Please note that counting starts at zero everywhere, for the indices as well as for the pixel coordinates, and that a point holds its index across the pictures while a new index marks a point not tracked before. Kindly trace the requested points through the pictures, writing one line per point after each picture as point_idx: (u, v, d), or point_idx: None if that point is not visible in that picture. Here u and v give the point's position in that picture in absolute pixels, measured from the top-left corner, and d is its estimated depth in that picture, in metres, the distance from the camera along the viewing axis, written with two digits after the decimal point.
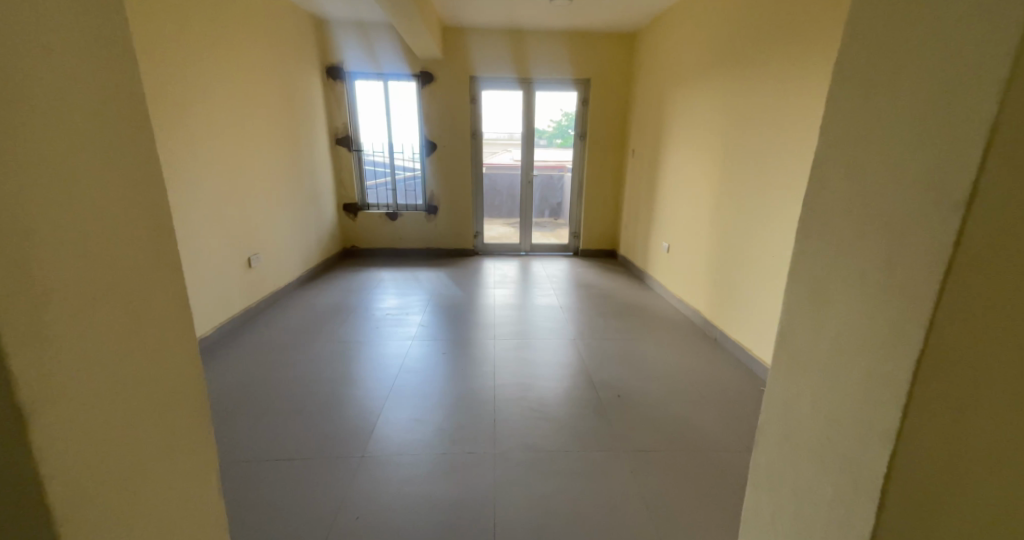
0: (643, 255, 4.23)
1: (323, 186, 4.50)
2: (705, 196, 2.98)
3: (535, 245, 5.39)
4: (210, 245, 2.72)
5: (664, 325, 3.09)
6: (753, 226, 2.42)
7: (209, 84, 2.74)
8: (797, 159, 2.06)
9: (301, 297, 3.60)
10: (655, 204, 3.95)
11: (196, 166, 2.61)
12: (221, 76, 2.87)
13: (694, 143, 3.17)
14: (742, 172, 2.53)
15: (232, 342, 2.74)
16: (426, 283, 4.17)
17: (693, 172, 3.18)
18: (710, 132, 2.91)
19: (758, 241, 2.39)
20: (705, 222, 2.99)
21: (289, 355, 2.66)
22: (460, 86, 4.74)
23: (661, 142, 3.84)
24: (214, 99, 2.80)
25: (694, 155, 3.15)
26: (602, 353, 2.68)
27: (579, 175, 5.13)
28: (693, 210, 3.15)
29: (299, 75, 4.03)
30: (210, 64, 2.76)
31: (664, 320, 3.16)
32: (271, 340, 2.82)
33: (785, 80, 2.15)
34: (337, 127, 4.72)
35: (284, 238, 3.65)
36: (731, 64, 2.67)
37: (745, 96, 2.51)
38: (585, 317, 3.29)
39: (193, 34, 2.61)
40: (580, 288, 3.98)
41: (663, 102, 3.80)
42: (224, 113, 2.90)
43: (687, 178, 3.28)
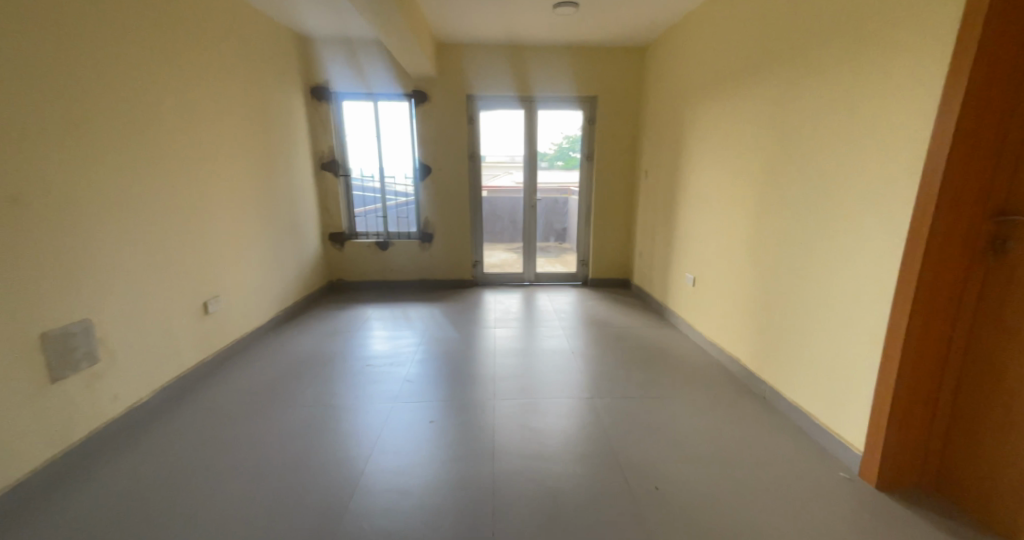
0: (664, 287, 3.77)
1: (304, 216, 4.09)
2: (742, 223, 2.55)
3: (540, 274, 4.93)
4: (156, 291, 2.28)
5: (697, 376, 2.60)
6: (808, 261, 1.97)
7: (161, 106, 2.38)
8: (873, 182, 1.63)
9: (271, 346, 3.12)
10: (676, 231, 3.51)
11: (140, 200, 2.22)
12: (177, 97, 2.52)
13: (725, 164, 2.76)
14: (791, 196, 2.09)
15: (175, 413, 2.26)
16: (417, 322, 3.70)
17: (724, 197, 2.75)
18: (747, 150, 2.51)
19: (814, 282, 1.94)
20: (743, 255, 2.54)
21: (243, 431, 2.17)
22: (457, 105, 4.38)
23: (682, 162, 3.43)
24: (167, 124, 2.43)
25: (726, 176, 2.72)
26: (626, 419, 2.19)
27: (587, 198, 4.72)
28: (727, 239, 2.70)
29: (279, 98, 3.70)
30: (162, 84, 2.40)
31: (697, 370, 2.68)
32: (225, 408, 2.34)
33: (849, 85, 1.74)
34: (322, 150, 4.35)
35: (254, 275, 3.21)
36: (770, 69, 2.27)
37: (792, 106, 2.10)
38: (601, 364, 2.80)
39: (141, 49, 2.27)
40: (591, 327, 3.50)
41: (683, 120, 3.43)
42: (181, 139, 2.53)
43: (717, 203, 2.85)
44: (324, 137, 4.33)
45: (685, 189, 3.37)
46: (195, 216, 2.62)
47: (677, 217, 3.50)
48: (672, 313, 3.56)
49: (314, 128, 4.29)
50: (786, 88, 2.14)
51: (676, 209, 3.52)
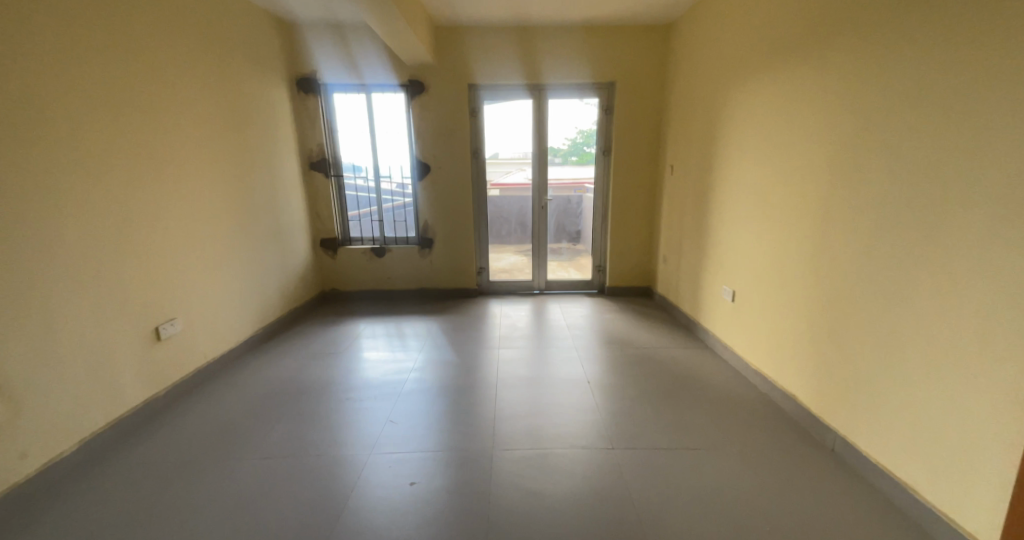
0: (696, 301, 3.30)
1: (290, 222, 3.71)
2: (805, 236, 2.13)
3: (551, 281, 4.49)
4: (81, 322, 1.93)
5: (748, 417, 2.20)
6: (905, 298, 1.63)
7: (97, 107, 2.03)
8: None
9: (241, 375, 2.74)
10: (714, 237, 3.03)
11: (70, 223, 1.89)
12: (122, 96, 2.17)
13: (785, 158, 2.28)
14: (875, 217, 1.74)
15: (107, 474, 1.89)
16: (412, 340, 3.29)
17: (778, 202, 2.33)
18: (812, 147, 2.08)
19: (915, 324, 1.60)
20: (805, 274, 2.13)
21: (181, 500, 1.78)
22: (457, 96, 3.94)
23: (721, 157, 2.95)
24: (106, 128, 2.08)
25: (783, 178, 2.29)
26: (660, 493, 1.75)
27: (603, 197, 4.24)
28: (784, 252, 2.28)
29: (258, 92, 3.33)
30: (101, 80, 2.05)
31: (744, 408, 2.28)
32: (168, 465, 1.96)
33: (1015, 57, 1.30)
34: (310, 149, 3.96)
35: (225, 292, 2.85)
36: (859, 38, 1.80)
37: (897, 89, 1.65)
38: (623, 403, 2.35)
39: (70, 39, 1.91)
40: (609, 348, 3.05)
41: (720, 107, 2.95)
42: (129, 146, 2.19)
43: (773, 205, 2.38)
44: (313, 133, 3.93)
45: (724, 188, 2.89)
46: (146, 231, 2.27)
47: (715, 220, 3.02)
48: (708, 332, 3.09)
49: (301, 124, 3.90)
50: (883, 67, 1.70)
51: (714, 210, 3.04)
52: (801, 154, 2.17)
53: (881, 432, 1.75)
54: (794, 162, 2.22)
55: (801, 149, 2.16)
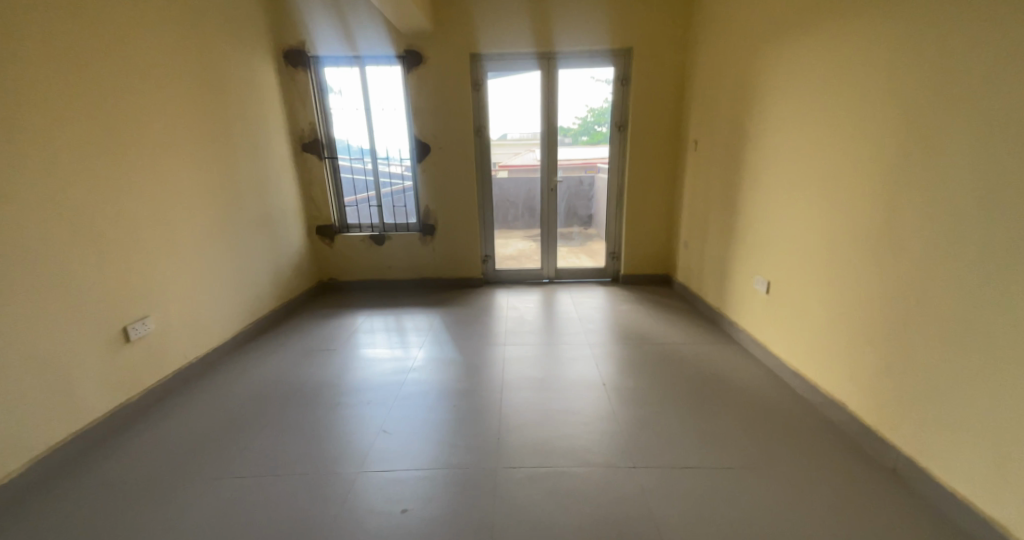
0: (722, 291, 3.00)
1: (282, 209, 3.46)
2: (864, 221, 1.83)
3: (562, 269, 4.21)
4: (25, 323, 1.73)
5: (787, 428, 1.93)
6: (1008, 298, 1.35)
7: (39, 81, 1.80)
8: None
9: (225, 377, 2.53)
10: (745, 221, 2.72)
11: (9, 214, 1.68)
12: (71, 68, 1.93)
13: (840, 128, 1.96)
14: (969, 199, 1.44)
15: (61, 499, 1.69)
16: (413, 334, 3.04)
17: (829, 179, 2.01)
18: (878, 114, 1.76)
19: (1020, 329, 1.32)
20: (864, 265, 1.83)
21: (143, 528, 1.57)
22: (459, 68, 3.62)
23: (755, 129, 2.61)
24: (51, 105, 1.85)
25: (837, 150, 1.97)
26: (692, 523, 1.50)
27: (618, 177, 3.93)
28: (837, 237, 1.98)
29: (239, 67, 3.04)
30: (43, 50, 1.82)
31: (784, 416, 2.01)
32: (132, 485, 1.75)
33: None
34: (302, 128, 3.68)
35: (206, 285, 2.63)
36: None
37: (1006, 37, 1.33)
38: (646, 412, 2.08)
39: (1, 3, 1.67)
40: (627, 345, 2.77)
41: (754, 72, 2.60)
42: (82, 127, 1.96)
43: (823, 183, 2.06)
44: (303, 111, 3.65)
45: (759, 165, 2.57)
46: (103, 223, 2.04)
47: (747, 202, 2.70)
48: (737, 327, 2.80)
49: (290, 101, 3.62)
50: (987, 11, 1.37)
51: (746, 191, 2.71)
52: (860, 121, 1.84)
53: (967, 455, 1.46)
54: (851, 131, 1.89)
55: (861, 115, 1.83)
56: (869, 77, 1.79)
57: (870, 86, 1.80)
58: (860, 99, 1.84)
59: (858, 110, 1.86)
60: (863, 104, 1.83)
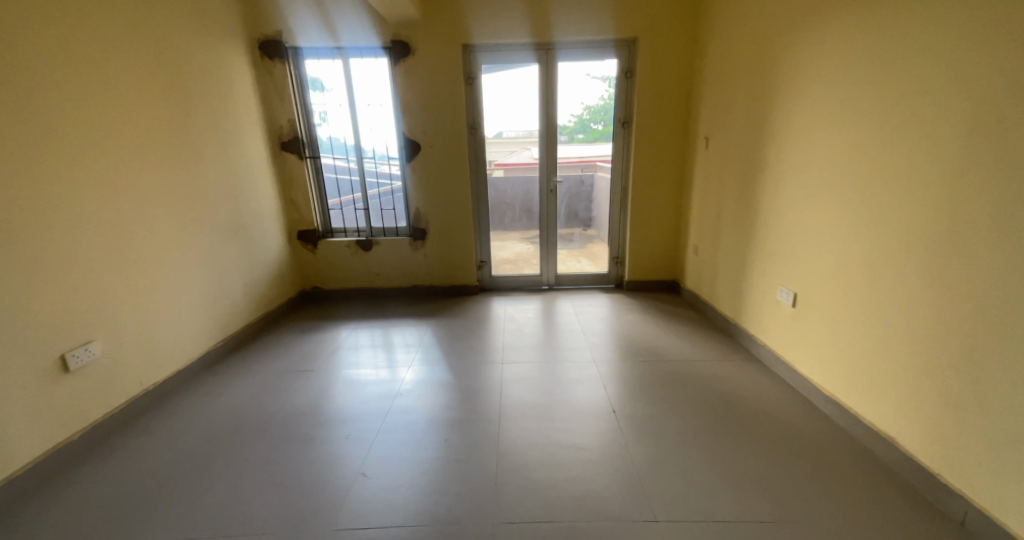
0: (740, 301, 2.75)
1: (258, 213, 3.18)
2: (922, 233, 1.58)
3: (562, 275, 3.95)
4: None
5: (836, 468, 1.70)
6: None
7: None
8: None
9: (185, 406, 2.24)
10: (767, 225, 2.47)
11: None
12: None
13: (890, 121, 1.70)
14: None
15: None
16: (401, 351, 2.76)
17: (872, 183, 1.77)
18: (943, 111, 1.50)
19: None
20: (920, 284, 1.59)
21: None
22: (451, 60, 3.35)
23: (778, 124, 2.36)
24: None
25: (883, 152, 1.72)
26: None
27: (622, 176, 3.68)
28: (882, 249, 1.74)
29: (206, 58, 2.75)
30: None
31: (827, 452, 1.79)
32: None
33: None
34: (280, 125, 3.40)
35: (167, 301, 2.35)
36: None
37: None
38: (663, 450, 1.83)
39: None
40: (637, 364, 2.51)
41: (778, 60, 2.35)
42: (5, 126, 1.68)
43: (866, 187, 1.81)
44: (281, 106, 3.36)
45: (784, 163, 2.32)
46: (33, 238, 1.75)
47: (768, 205, 2.46)
48: (759, 341, 2.55)
49: (267, 96, 3.33)
50: None
51: (767, 192, 2.47)
52: (918, 114, 1.60)
53: None
54: (907, 126, 1.64)
55: (920, 108, 1.58)
56: (932, 64, 1.54)
57: (932, 74, 1.55)
58: (919, 89, 1.59)
59: (915, 102, 1.61)
60: (923, 94, 1.58)
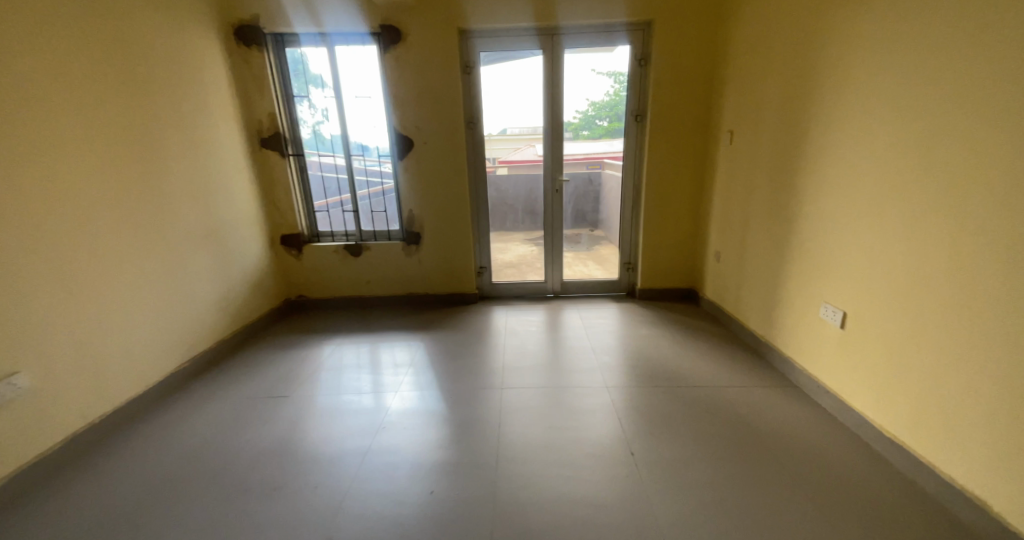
0: (772, 315, 2.43)
1: (235, 217, 2.89)
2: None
3: (569, 282, 3.64)
4: None
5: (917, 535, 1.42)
6: None
7: None
8: None
9: (140, 443, 1.95)
10: (807, 231, 2.15)
11: None
12: None
13: (983, 115, 1.40)
14: None
15: None
16: (389, 372, 2.45)
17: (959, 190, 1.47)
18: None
19: None
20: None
21: None
22: (447, 48, 3.03)
23: (822, 113, 2.03)
24: None
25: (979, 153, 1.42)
26: None
27: (634, 175, 3.36)
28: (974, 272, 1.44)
29: (170, 44, 2.45)
30: None
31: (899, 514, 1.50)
32: None
33: None
34: (259, 120, 3.10)
35: (119, 319, 2.07)
36: None
37: None
38: (692, 509, 1.53)
39: None
40: (657, 391, 2.19)
41: (822, 39, 2.02)
42: None
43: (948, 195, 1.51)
44: (260, 99, 3.06)
45: (829, 160, 2.00)
46: None
47: (808, 208, 2.13)
48: (796, 363, 2.23)
49: (245, 87, 3.03)
50: None
51: (806, 193, 2.14)
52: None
53: None
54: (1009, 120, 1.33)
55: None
56: None
57: None
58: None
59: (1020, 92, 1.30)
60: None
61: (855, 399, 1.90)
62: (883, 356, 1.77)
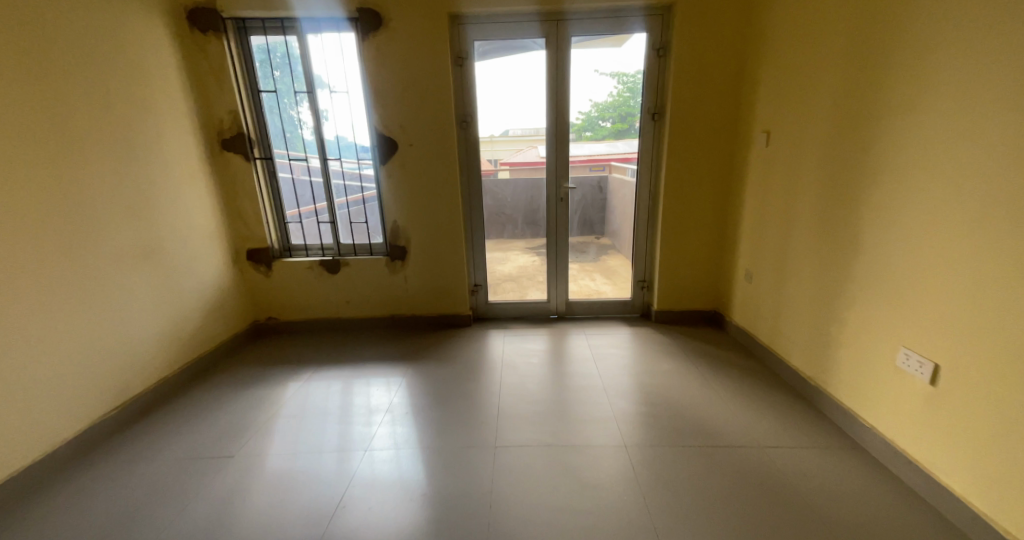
0: (824, 353, 2.01)
1: (187, 231, 2.50)
2: None
3: (575, 302, 3.22)
4: None
5: None
6: None
7: None
8: None
9: (25, 532, 1.51)
10: (873, 255, 1.73)
11: None
12: None
13: None
14: None
15: None
16: (362, 421, 2.04)
17: None
18: None
19: None
20: None
21: None
22: (436, 36, 2.63)
23: (898, 107, 1.61)
24: None
25: None
26: None
27: (650, 181, 2.94)
28: None
29: (100, 29, 2.05)
30: None
31: None
32: None
33: None
34: (219, 118, 2.70)
35: (12, 367, 1.66)
36: None
37: None
38: None
39: None
40: (687, 454, 1.77)
41: (898, 14, 1.60)
42: None
43: None
44: (220, 94, 2.66)
45: (908, 167, 1.58)
46: None
47: (876, 227, 1.71)
48: (859, 417, 1.81)
49: (201, 80, 2.63)
50: None
51: (873, 208, 1.72)
52: None
53: None
54: None
55: None
56: None
57: None
58: None
59: None
60: None
61: (948, 476, 1.48)
62: (989, 426, 1.35)
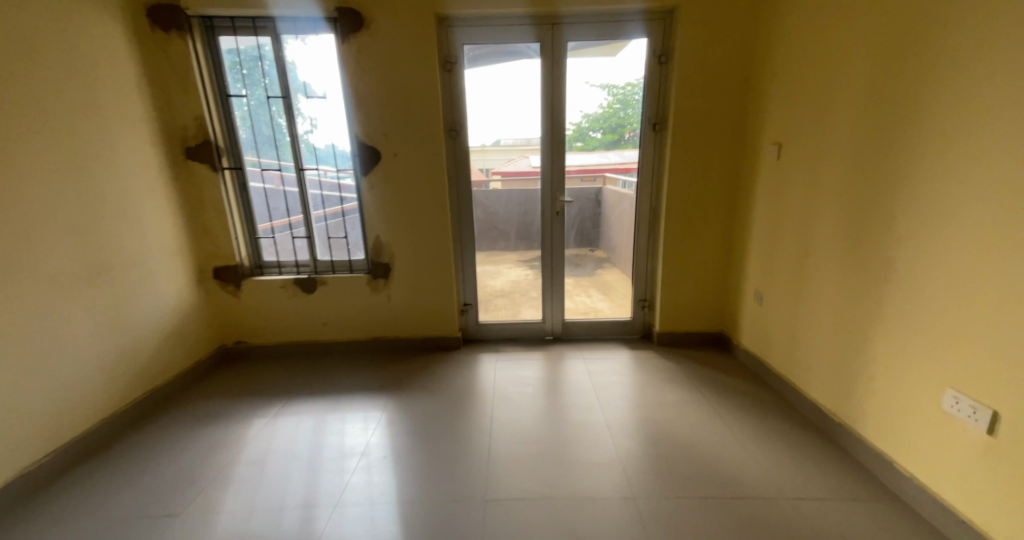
0: (850, 386, 1.82)
1: (143, 249, 2.25)
2: None
3: (571, 322, 3.01)
4: None
5: None
6: None
7: None
8: None
9: None
10: (907, 281, 1.55)
11: None
12: None
13: None
14: None
15: None
16: (333, 467, 1.79)
17: None
18: None
19: None
20: None
21: None
22: (422, 38, 2.43)
23: (937, 117, 1.44)
24: None
25: None
26: None
27: (651, 195, 2.76)
28: None
29: (42, 24, 1.82)
30: None
31: None
32: None
33: None
34: (183, 124, 2.46)
35: None
36: None
37: None
38: None
39: None
40: (705, 508, 1.54)
41: (934, 14, 1.44)
42: None
43: None
44: (184, 99, 2.43)
45: (948, 183, 1.40)
46: None
47: (911, 250, 1.53)
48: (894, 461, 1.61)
49: (163, 83, 2.39)
50: None
51: (908, 228, 1.54)
52: None
53: None
54: None
55: None
56: None
57: None
58: None
59: None
60: None
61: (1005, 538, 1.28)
62: None
